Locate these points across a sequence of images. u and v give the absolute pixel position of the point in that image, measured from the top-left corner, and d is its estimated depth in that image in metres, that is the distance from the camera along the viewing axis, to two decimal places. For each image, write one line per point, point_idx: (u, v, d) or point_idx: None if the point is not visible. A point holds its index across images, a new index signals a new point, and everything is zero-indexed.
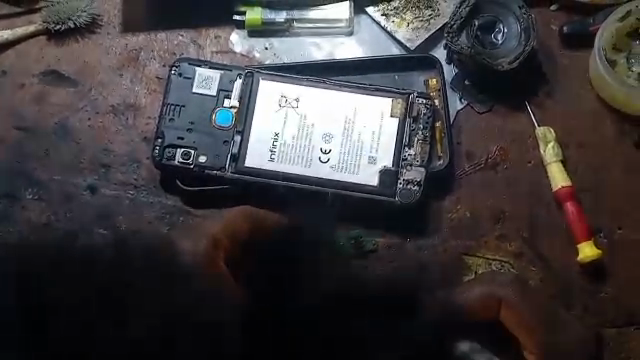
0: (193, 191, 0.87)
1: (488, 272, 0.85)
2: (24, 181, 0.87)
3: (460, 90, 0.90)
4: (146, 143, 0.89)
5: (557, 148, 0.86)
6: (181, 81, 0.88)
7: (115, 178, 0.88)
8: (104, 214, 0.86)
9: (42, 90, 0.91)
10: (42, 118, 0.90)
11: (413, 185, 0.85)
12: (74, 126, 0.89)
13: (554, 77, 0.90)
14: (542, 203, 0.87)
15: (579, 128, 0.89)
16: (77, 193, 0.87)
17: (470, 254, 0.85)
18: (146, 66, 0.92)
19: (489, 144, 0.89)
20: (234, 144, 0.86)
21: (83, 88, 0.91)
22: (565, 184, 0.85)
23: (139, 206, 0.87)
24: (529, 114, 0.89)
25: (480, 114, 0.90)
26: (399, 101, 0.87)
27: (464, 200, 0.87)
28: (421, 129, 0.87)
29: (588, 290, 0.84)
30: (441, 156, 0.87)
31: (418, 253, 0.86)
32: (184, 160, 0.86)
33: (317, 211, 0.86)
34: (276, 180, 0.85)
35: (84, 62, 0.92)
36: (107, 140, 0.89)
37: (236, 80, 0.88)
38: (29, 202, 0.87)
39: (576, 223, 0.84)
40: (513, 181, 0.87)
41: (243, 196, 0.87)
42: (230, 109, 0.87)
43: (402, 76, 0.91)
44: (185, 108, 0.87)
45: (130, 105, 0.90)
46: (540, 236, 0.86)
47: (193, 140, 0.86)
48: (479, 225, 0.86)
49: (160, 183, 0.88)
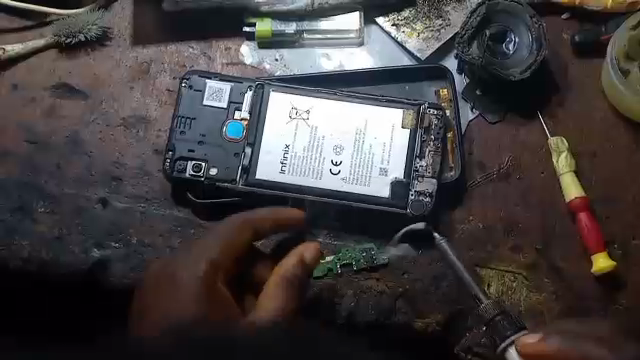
0: (204, 203, 0.87)
1: (502, 284, 0.84)
2: (34, 194, 0.87)
3: (472, 100, 0.90)
4: (156, 155, 0.89)
5: (569, 158, 0.86)
6: (192, 93, 0.88)
7: (126, 190, 0.88)
8: (115, 227, 0.86)
9: (53, 103, 0.91)
10: (53, 131, 0.90)
11: (425, 196, 0.85)
12: (85, 139, 0.90)
13: (566, 86, 0.90)
14: (555, 213, 0.86)
15: (592, 138, 0.88)
16: (89, 206, 0.87)
17: (482, 265, 0.85)
18: (157, 78, 0.92)
19: (501, 154, 0.88)
20: (245, 156, 0.86)
21: (93, 101, 0.91)
22: (579, 195, 0.84)
23: (151, 218, 0.87)
24: (541, 124, 0.89)
25: (492, 125, 0.89)
26: (410, 112, 0.87)
27: (477, 211, 0.86)
28: (432, 139, 0.86)
29: (603, 301, 0.83)
30: (453, 167, 0.87)
31: (430, 264, 0.85)
32: (195, 173, 0.86)
33: (329, 222, 0.87)
34: (287, 192, 0.85)
35: (94, 75, 0.92)
36: (118, 153, 0.89)
37: (246, 92, 0.88)
38: (40, 215, 0.87)
39: (589, 234, 0.83)
40: (525, 191, 0.87)
41: (255, 208, 0.87)
42: (241, 121, 0.88)
43: (413, 87, 0.91)
44: (196, 121, 0.88)
45: (140, 117, 0.91)
46: (554, 247, 0.85)
47: (204, 153, 0.87)
48: (492, 236, 0.86)
49: (172, 195, 0.88)
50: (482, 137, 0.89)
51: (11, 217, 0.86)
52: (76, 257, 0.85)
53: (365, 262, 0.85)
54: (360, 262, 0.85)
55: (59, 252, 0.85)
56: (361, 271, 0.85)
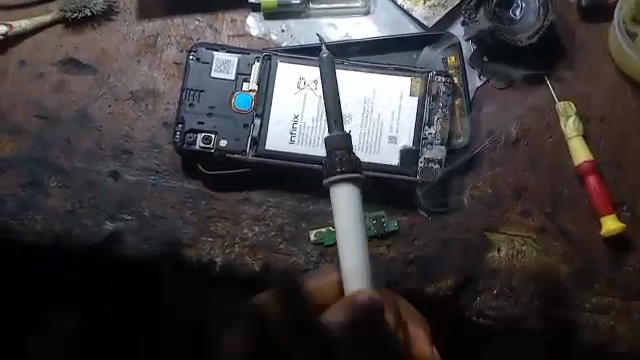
0: (214, 175, 0.87)
1: (512, 249, 0.84)
2: (45, 169, 0.88)
3: (479, 66, 0.90)
4: (166, 128, 0.89)
5: (577, 122, 0.86)
6: (200, 65, 0.89)
7: (137, 164, 0.88)
8: (127, 200, 0.87)
9: (61, 79, 0.91)
10: (62, 106, 0.90)
11: (434, 164, 0.85)
12: (94, 114, 0.90)
13: (573, 51, 0.90)
14: (564, 177, 0.87)
15: (600, 101, 0.88)
16: (100, 180, 0.87)
17: (492, 230, 0.85)
18: (164, 51, 0.92)
19: (509, 120, 0.88)
20: (254, 127, 0.87)
21: (101, 75, 0.91)
22: (586, 158, 0.85)
23: (162, 191, 0.87)
24: (549, 88, 0.89)
25: (500, 91, 0.89)
26: (418, 80, 0.87)
27: (486, 177, 0.87)
28: (441, 106, 0.87)
29: (613, 263, 0.84)
30: (461, 134, 0.88)
31: (440, 230, 0.85)
32: (205, 145, 0.87)
33: None
34: (296, 163, 0.85)
35: (101, 50, 0.92)
36: (127, 127, 0.89)
37: (254, 63, 0.89)
38: (53, 190, 0.87)
39: (598, 197, 0.84)
40: (534, 156, 0.87)
41: (265, 180, 0.87)
42: (249, 92, 0.88)
43: (420, 55, 0.91)
44: (205, 93, 0.88)
45: (148, 91, 0.91)
46: (563, 211, 0.86)
47: (213, 124, 0.87)
48: (501, 201, 0.86)
49: (182, 168, 0.88)
50: (490, 103, 0.89)
51: (23, 192, 0.87)
52: (88, 230, 0.85)
53: (376, 230, 0.85)
54: (371, 230, 0.85)
55: (71, 225, 0.86)
56: (372, 238, 0.85)
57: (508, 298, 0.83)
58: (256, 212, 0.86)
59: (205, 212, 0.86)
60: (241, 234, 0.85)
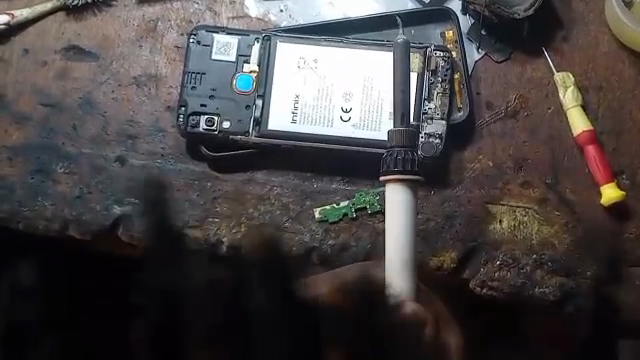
0: (219, 156, 0.88)
1: (515, 220, 0.86)
2: (54, 157, 0.89)
3: (477, 40, 0.90)
4: (169, 111, 0.91)
5: (576, 92, 0.87)
6: (200, 48, 0.90)
7: (142, 148, 0.89)
8: (134, 184, 0.87)
9: (64, 66, 0.92)
10: (67, 93, 0.91)
11: (435, 139, 0.87)
12: (99, 99, 0.91)
13: (569, 22, 0.91)
14: (563, 148, 0.88)
15: (597, 72, 0.89)
16: (107, 165, 0.88)
17: (494, 202, 0.86)
18: (165, 36, 0.93)
19: (509, 93, 0.89)
20: (256, 108, 0.88)
21: (104, 61, 0.92)
22: (586, 128, 0.86)
23: (167, 173, 0.88)
24: (547, 59, 0.90)
25: (498, 64, 0.90)
26: (417, 56, 0.88)
27: (486, 150, 0.88)
28: (440, 81, 0.88)
29: (613, 231, 0.85)
30: (461, 108, 0.89)
31: (442, 204, 0.86)
32: (208, 127, 0.88)
33: (344, 168, 0.87)
34: (299, 141, 0.87)
35: (103, 36, 0.93)
36: (131, 111, 0.91)
37: (253, 45, 0.90)
38: (60, 176, 0.88)
39: (597, 166, 0.85)
40: (533, 128, 0.88)
41: (269, 159, 0.88)
42: (250, 73, 0.90)
43: (418, 31, 0.91)
44: (206, 76, 0.90)
45: (151, 76, 0.92)
46: (564, 180, 0.87)
47: (216, 106, 0.89)
48: (501, 173, 0.87)
49: (186, 150, 0.89)
50: (488, 76, 0.90)
51: (32, 180, 0.88)
52: (98, 215, 0.86)
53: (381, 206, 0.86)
54: (375, 206, 0.86)
55: (81, 210, 0.87)
56: (377, 214, 0.86)
57: (511, 268, 0.84)
58: (261, 191, 0.87)
59: (211, 193, 0.87)
60: (247, 215, 0.86)
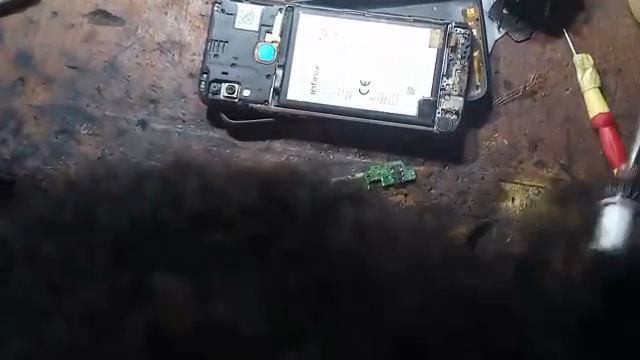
0: (240, 124, 0.90)
1: (526, 198, 0.87)
2: (79, 118, 0.92)
3: (498, 19, 0.91)
4: (191, 78, 0.93)
5: (594, 75, 0.88)
6: (224, 17, 0.91)
7: (164, 113, 0.92)
8: (155, 149, 0.90)
9: (91, 30, 0.94)
10: (92, 56, 0.94)
11: (452, 115, 0.87)
12: (123, 64, 0.93)
13: (592, 4, 0.91)
14: (579, 129, 0.88)
15: (616, 55, 0.90)
16: (130, 128, 0.91)
17: (507, 180, 0.87)
18: (190, 4, 0.95)
19: (528, 72, 0.90)
20: (276, 78, 0.89)
21: (129, 27, 0.94)
22: (603, 111, 0.86)
23: (188, 140, 0.90)
24: (567, 41, 0.90)
25: (518, 43, 0.91)
26: (438, 32, 0.88)
27: (502, 128, 0.89)
28: (459, 58, 0.88)
29: None
30: (479, 85, 0.89)
31: (456, 180, 0.88)
32: (229, 94, 0.89)
33: (362, 139, 0.89)
34: (317, 112, 0.88)
35: (129, 2, 0.95)
36: (155, 77, 0.93)
37: (276, 15, 0.91)
38: (84, 137, 0.91)
39: (611, 149, 0.86)
40: (550, 108, 0.89)
41: (286, 129, 0.90)
42: (271, 44, 0.90)
43: (440, 7, 0.91)
44: (228, 44, 0.90)
45: (175, 42, 0.94)
46: (578, 162, 0.88)
47: (237, 74, 0.90)
48: (516, 152, 0.88)
49: (207, 117, 0.91)
50: (508, 55, 0.90)
51: (57, 140, 0.91)
52: None
53: (394, 179, 0.87)
54: (389, 179, 0.87)
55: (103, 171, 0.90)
56: (390, 187, 0.87)
57: None
58: (279, 159, 0.89)
59: (228, 160, 0.89)
60: None
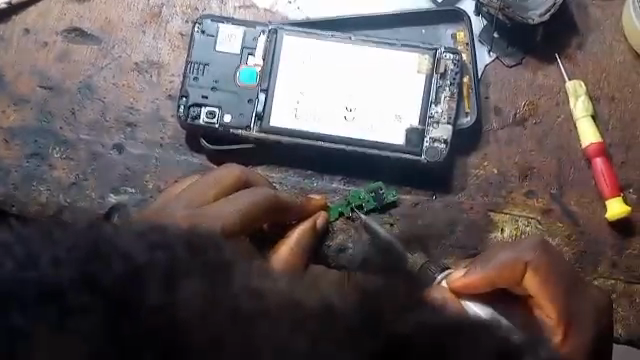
0: (220, 149, 0.87)
1: (516, 229, 0.84)
2: (52, 141, 0.88)
3: (489, 42, 0.88)
4: (170, 100, 0.89)
5: (587, 102, 0.85)
6: (204, 38, 0.88)
7: (141, 136, 0.88)
8: (132, 175, 0.86)
9: (65, 48, 0.90)
10: (67, 76, 0.90)
11: (440, 143, 0.84)
12: (99, 85, 0.89)
13: (585, 28, 0.88)
14: (571, 158, 0.86)
15: (610, 82, 0.87)
16: (105, 152, 0.87)
17: (496, 211, 0.85)
18: (169, 22, 0.91)
19: (518, 99, 0.87)
20: (258, 102, 0.86)
21: (106, 45, 0.90)
22: (595, 141, 0.84)
23: (166, 164, 0.87)
24: (560, 67, 0.87)
25: (509, 68, 0.88)
26: (426, 58, 0.86)
27: (491, 157, 0.86)
28: (448, 84, 0.86)
29: (616, 245, 0.84)
30: (468, 112, 0.87)
31: (445, 210, 0.85)
32: (209, 119, 0.86)
33: (346, 166, 0.86)
34: (301, 140, 0.85)
35: (106, 19, 0.91)
36: (132, 99, 0.89)
37: (259, 37, 0.87)
38: (57, 161, 0.87)
39: (604, 179, 0.83)
40: (541, 136, 0.86)
41: (268, 156, 0.86)
42: (254, 67, 0.87)
43: (428, 30, 0.89)
44: (209, 67, 0.87)
45: (153, 62, 0.90)
46: (569, 191, 0.85)
47: (218, 99, 0.87)
48: (506, 181, 0.86)
49: (186, 141, 0.88)
50: (498, 80, 0.87)
51: (28, 164, 0.87)
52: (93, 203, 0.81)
53: (376, 203, 0.84)
54: (370, 203, 0.84)
55: (77, 197, 0.86)
56: (373, 212, 0.84)
57: None
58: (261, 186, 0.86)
59: None
60: None
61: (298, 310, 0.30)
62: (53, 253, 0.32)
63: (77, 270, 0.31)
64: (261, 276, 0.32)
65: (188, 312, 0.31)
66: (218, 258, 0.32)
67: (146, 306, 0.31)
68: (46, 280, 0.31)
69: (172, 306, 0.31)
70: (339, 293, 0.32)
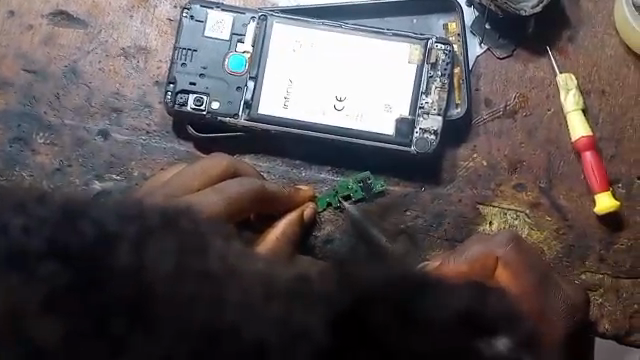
0: (207, 138, 0.86)
1: (504, 222, 0.84)
2: (35, 126, 0.86)
3: (480, 34, 0.87)
4: (157, 87, 0.88)
5: (577, 96, 0.85)
6: (193, 24, 0.86)
7: (127, 122, 0.86)
8: (117, 162, 0.85)
9: (50, 31, 0.89)
10: (52, 60, 0.88)
11: (430, 134, 0.84)
12: (84, 69, 0.88)
13: (577, 21, 0.87)
14: (560, 151, 0.85)
15: (601, 75, 0.87)
16: (89, 138, 0.86)
17: (485, 203, 0.84)
18: (157, 7, 0.89)
19: (509, 91, 0.86)
20: (247, 90, 0.85)
21: (92, 29, 0.89)
22: (586, 134, 0.83)
23: (152, 151, 0.85)
24: (551, 59, 0.87)
25: (500, 60, 0.87)
26: (417, 48, 0.85)
27: (481, 149, 0.85)
28: (439, 75, 0.85)
29: (604, 240, 0.83)
30: (459, 104, 0.86)
31: (433, 202, 0.84)
32: (197, 106, 0.85)
33: (335, 156, 0.85)
34: (289, 129, 0.84)
35: (93, 3, 0.89)
36: (118, 84, 0.88)
37: (248, 24, 0.86)
38: (40, 146, 0.86)
39: (593, 173, 0.83)
40: (531, 128, 0.86)
41: (257, 145, 0.85)
42: (243, 54, 0.86)
43: (419, 20, 0.88)
44: (197, 53, 0.86)
45: (141, 48, 0.88)
46: (558, 185, 0.85)
47: (206, 85, 0.86)
48: (496, 173, 0.85)
49: (173, 128, 0.86)
50: (489, 71, 0.87)
51: (11, 149, 0.85)
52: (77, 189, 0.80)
53: (363, 193, 0.83)
54: (358, 193, 0.83)
55: None
56: (360, 201, 0.83)
57: None
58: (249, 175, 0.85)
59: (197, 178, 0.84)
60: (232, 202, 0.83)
61: (271, 283, 0.34)
62: (26, 222, 0.34)
63: (47, 244, 0.34)
64: (240, 256, 0.36)
65: (156, 278, 0.34)
66: (190, 229, 0.36)
67: (117, 273, 0.34)
68: (25, 243, 0.34)
69: (142, 270, 0.34)
70: (315, 270, 0.35)
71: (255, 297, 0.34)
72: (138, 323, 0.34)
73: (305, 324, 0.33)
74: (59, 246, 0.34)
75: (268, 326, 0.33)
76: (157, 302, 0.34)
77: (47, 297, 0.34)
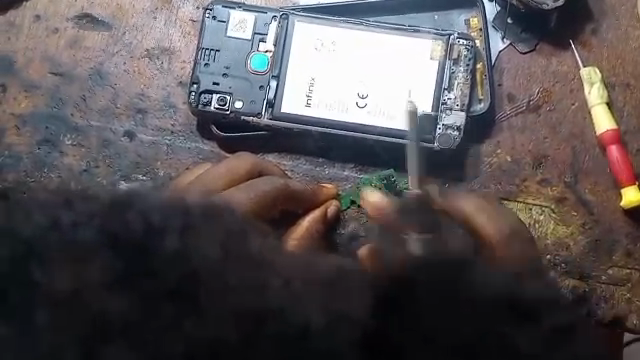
0: (230, 137, 0.86)
1: (528, 218, 0.83)
2: (62, 128, 0.87)
3: (502, 28, 0.87)
4: (181, 87, 0.88)
5: (601, 89, 0.84)
6: (215, 24, 0.87)
7: (152, 123, 0.87)
8: (142, 163, 0.86)
9: (76, 34, 0.90)
10: (78, 62, 0.89)
11: (453, 130, 0.84)
12: (109, 71, 0.89)
13: (601, 14, 0.87)
14: (585, 146, 0.85)
15: (626, 68, 0.86)
16: (115, 139, 0.87)
17: (510, 199, 0.84)
18: (180, 8, 0.90)
19: (533, 85, 0.86)
20: (270, 89, 0.86)
21: (116, 32, 0.90)
22: (611, 128, 0.83)
23: (177, 151, 0.86)
24: (574, 53, 0.86)
25: (523, 55, 0.87)
26: (439, 44, 0.85)
27: (505, 144, 0.85)
28: (462, 71, 0.85)
29: (632, 234, 0.83)
30: (482, 99, 0.86)
31: None
32: (220, 106, 0.86)
33: (358, 154, 0.85)
34: (312, 126, 0.84)
35: (117, 6, 0.91)
36: (143, 85, 0.89)
37: (270, 23, 0.87)
38: (68, 148, 0.87)
39: (619, 167, 0.82)
40: (555, 123, 0.85)
41: (280, 143, 0.86)
42: (265, 53, 0.87)
43: (441, 16, 0.88)
44: (220, 53, 0.87)
45: (164, 49, 0.89)
46: (584, 179, 0.84)
47: (229, 85, 0.87)
48: (520, 168, 0.85)
49: (197, 128, 0.87)
50: (512, 66, 0.86)
51: (39, 151, 0.87)
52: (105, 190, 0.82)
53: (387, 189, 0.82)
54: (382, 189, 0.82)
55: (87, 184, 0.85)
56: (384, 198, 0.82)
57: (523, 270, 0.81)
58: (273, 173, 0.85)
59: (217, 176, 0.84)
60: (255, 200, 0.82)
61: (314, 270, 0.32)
62: (71, 217, 0.31)
63: (98, 234, 0.30)
64: (275, 250, 0.32)
65: (203, 264, 0.30)
66: (234, 226, 0.33)
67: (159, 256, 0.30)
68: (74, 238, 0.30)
69: (187, 257, 0.30)
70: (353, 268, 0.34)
71: (299, 285, 0.31)
72: (188, 311, 0.30)
73: (345, 310, 0.31)
74: (109, 233, 0.30)
75: (311, 309, 0.30)
76: (200, 286, 0.30)
77: (93, 285, 0.29)
